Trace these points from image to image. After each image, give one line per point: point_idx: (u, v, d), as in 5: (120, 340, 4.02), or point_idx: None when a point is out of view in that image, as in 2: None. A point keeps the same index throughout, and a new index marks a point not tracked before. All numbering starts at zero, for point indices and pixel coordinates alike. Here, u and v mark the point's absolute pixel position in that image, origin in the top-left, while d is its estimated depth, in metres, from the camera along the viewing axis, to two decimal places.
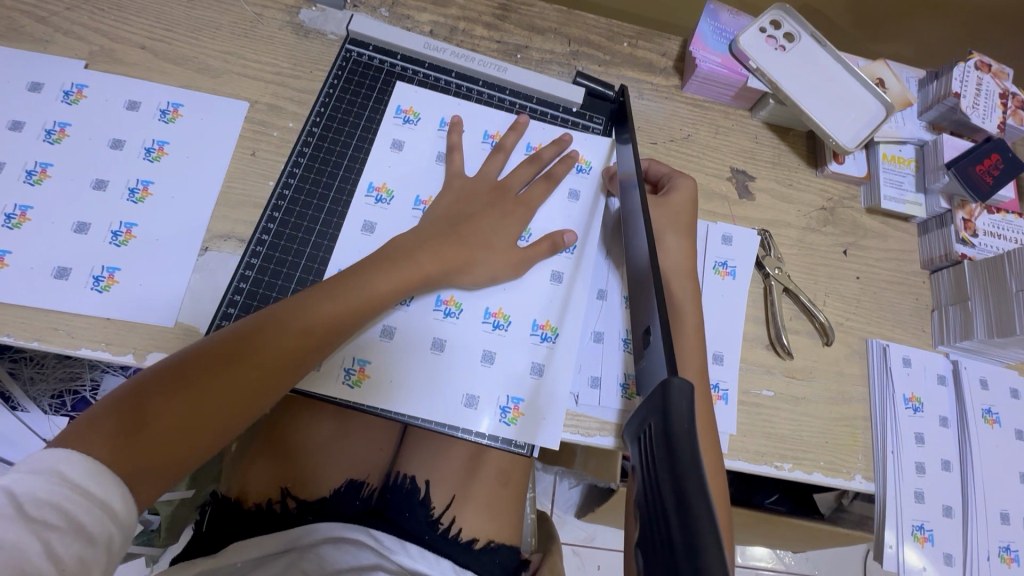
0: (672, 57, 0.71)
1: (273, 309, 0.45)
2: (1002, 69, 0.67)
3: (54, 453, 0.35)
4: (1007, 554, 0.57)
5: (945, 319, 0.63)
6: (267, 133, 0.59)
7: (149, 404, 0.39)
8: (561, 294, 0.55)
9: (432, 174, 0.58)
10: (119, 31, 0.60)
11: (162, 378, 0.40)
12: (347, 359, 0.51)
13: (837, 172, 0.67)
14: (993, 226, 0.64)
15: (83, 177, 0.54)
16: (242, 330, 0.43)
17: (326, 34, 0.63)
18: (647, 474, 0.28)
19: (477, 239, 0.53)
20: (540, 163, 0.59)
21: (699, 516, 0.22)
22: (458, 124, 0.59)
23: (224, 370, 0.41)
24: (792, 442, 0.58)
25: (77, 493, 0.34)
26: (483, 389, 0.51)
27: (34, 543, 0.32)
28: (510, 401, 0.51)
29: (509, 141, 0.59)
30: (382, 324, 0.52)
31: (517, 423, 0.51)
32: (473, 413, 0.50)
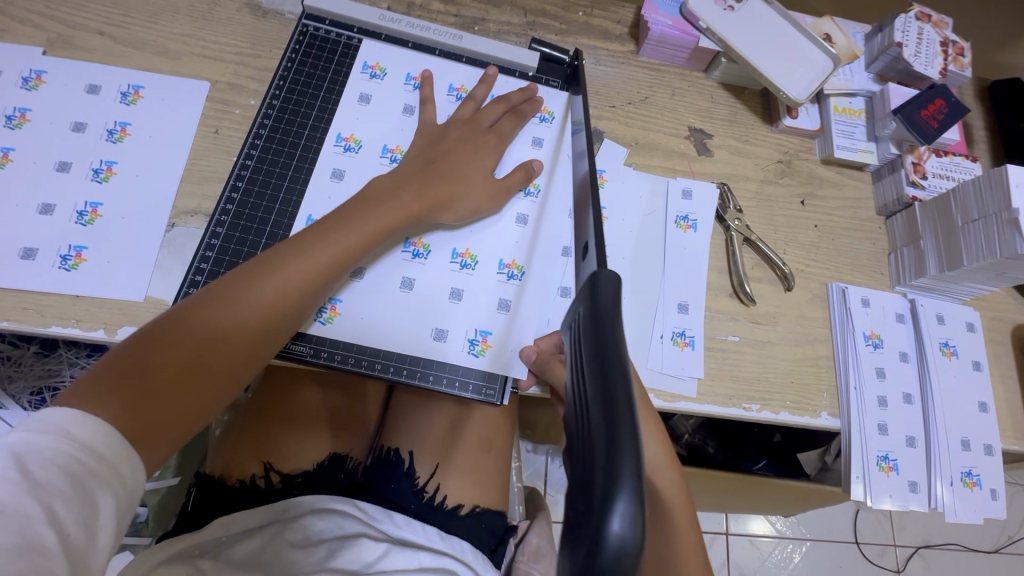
0: (627, 24, 0.72)
1: (253, 266, 0.46)
2: (941, 19, 0.70)
3: (57, 413, 0.36)
4: (969, 479, 0.60)
5: (900, 260, 0.65)
6: (228, 111, 0.59)
7: (141, 371, 0.40)
8: (528, 234, 0.57)
9: (399, 123, 0.60)
10: (76, 18, 0.60)
11: (149, 346, 0.41)
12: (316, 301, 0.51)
13: (791, 126, 0.69)
14: (942, 168, 0.66)
15: (46, 160, 0.54)
16: (235, 282, 0.45)
17: (284, 13, 0.65)
18: (577, 359, 0.31)
19: (452, 176, 0.54)
20: (508, 110, 0.60)
21: (618, 404, 0.25)
22: (428, 77, 0.61)
23: (211, 335, 0.43)
24: (759, 384, 0.59)
25: (81, 454, 0.35)
26: (453, 324, 0.52)
27: (36, 505, 0.32)
28: (478, 334, 0.53)
29: (478, 92, 0.61)
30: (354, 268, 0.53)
31: (487, 356, 0.52)
32: (443, 346, 0.52)
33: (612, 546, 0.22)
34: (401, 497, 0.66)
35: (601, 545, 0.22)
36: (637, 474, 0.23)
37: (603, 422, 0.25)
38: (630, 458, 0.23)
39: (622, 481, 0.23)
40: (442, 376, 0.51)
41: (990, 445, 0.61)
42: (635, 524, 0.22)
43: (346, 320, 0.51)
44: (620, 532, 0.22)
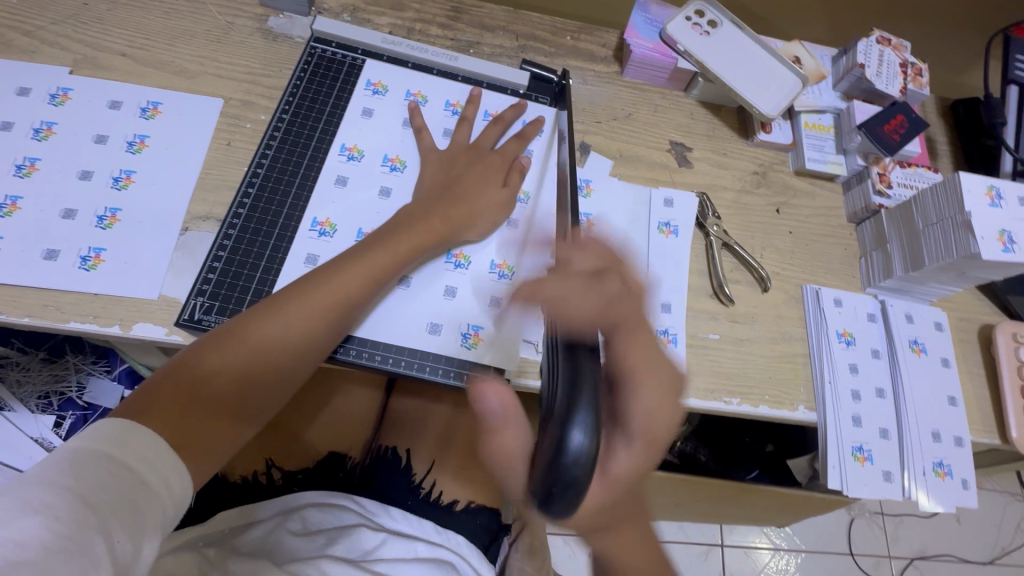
0: (611, 48, 0.78)
1: (293, 288, 0.50)
2: (900, 43, 0.75)
3: (111, 424, 0.39)
4: (941, 469, 0.63)
5: (870, 263, 0.70)
6: (240, 124, 0.64)
7: (185, 392, 0.43)
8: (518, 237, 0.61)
9: (400, 136, 0.64)
10: (101, 41, 0.65)
11: (191, 369, 0.44)
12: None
13: (765, 140, 0.74)
14: (907, 179, 0.71)
15: (69, 169, 0.58)
16: (276, 304, 0.49)
17: (293, 37, 0.70)
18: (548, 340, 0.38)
19: (469, 198, 0.59)
20: (503, 124, 0.66)
21: (581, 357, 0.33)
22: (417, 109, 0.65)
23: (254, 356, 0.47)
24: (738, 379, 0.63)
25: (131, 468, 0.38)
26: (444, 318, 0.57)
27: (88, 513, 0.34)
28: (469, 328, 0.57)
29: (469, 111, 0.66)
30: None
31: (479, 348, 0.56)
32: (437, 338, 0.56)
33: (573, 452, 0.30)
34: (398, 492, 0.68)
35: (563, 452, 0.30)
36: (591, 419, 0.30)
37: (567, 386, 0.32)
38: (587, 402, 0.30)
39: (579, 406, 0.30)
40: (437, 366, 0.55)
41: (960, 437, 0.64)
42: (591, 436, 0.30)
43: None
44: (579, 443, 0.29)
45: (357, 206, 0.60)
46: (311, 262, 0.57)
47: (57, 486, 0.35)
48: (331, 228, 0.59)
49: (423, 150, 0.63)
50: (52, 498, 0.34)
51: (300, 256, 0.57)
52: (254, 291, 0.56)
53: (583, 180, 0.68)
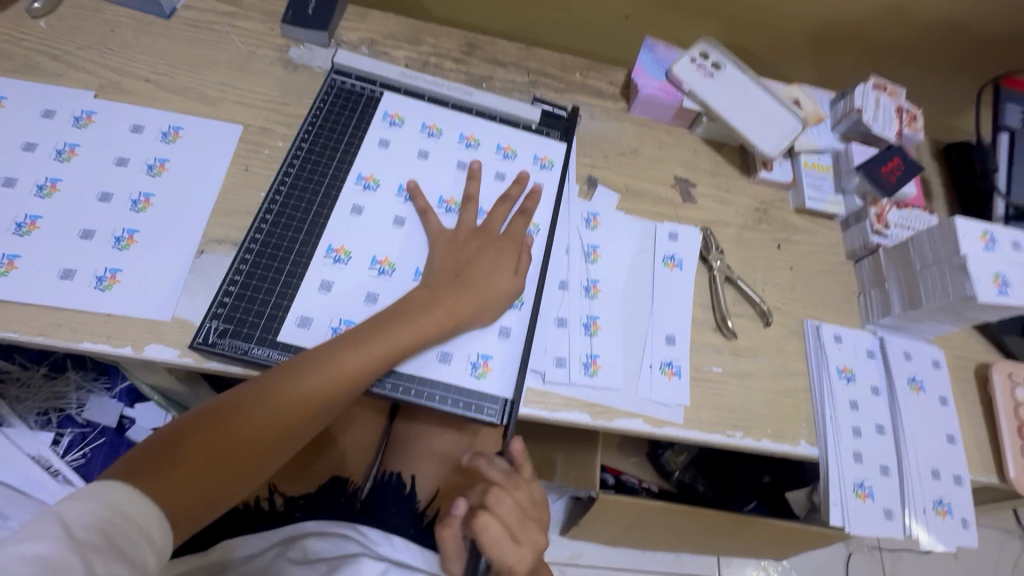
0: (619, 85, 0.81)
1: (296, 365, 0.51)
2: (895, 89, 0.79)
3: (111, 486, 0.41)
4: (941, 508, 0.63)
5: (868, 300, 0.72)
6: (258, 150, 0.66)
7: (173, 462, 0.45)
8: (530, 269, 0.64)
9: (418, 169, 0.66)
10: (126, 67, 0.67)
11: (182, 437, 0.46)
12: (324, 326, 0.57)
13: (766, 178, 0.76)
14: (902, 220, 0.73)
15: (89, 191, 0.59)
16: (274, 381, 0.50)
17: (312, 67, 0.72)
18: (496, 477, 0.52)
19: (479, 285, 0.59)
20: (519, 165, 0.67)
21: None
22: (417, 188, 0.64)
23: (244, 429, 0.48)
24: (741, 412, 0.63)
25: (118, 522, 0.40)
26: (452, 350, 0.59)
27: (80, 563, 0.36)
28: (477, 358, 0.59)
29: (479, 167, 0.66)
30: (365, 293, 0.59)
31: (489, 378, 0.58)
32: (448, 366, 0.58)
33: None
34: (399, 521, 0.67)
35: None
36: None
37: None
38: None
39: None
40: (447, 396, 0.57)
41: (959, 475, 0.65)
42: None
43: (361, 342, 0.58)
44: None
45: (372, 233, 0.62)
46: (325, 288, 0.58)
47: (50, 538, 0.36)
48: (346, 254, 0.60)
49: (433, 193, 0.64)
50: (48, 549, 0.36)
51: (315, 282, 0.58)
52: (268, 316, 0.57)
53: (591, 213, 0.70)
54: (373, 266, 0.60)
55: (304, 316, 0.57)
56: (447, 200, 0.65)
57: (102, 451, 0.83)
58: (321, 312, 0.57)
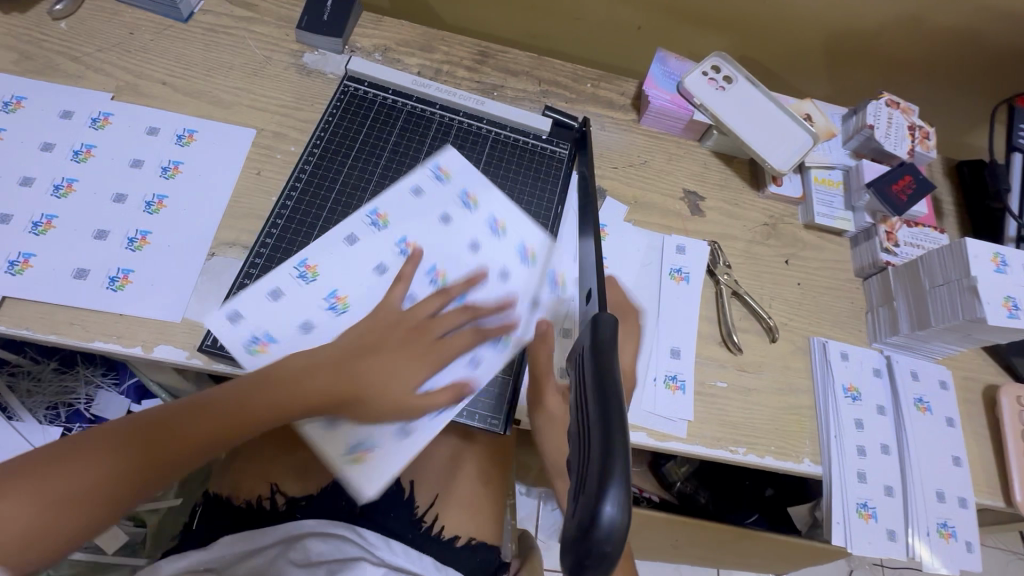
0: (630, 96, 0.81)
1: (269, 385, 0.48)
2: (908, 107, 0.78)
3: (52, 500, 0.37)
4: (945, 530, 0.63)
5: (876, 319, 0.71)
6: (271, 155, 0.66)
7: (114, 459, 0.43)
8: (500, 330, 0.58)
9: (429, 226, 0.61)
10: (143, 70, 0.68)
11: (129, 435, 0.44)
12: (245, 325, 0.54)
13: (776, 193, 0.76)
14: (913, 238, 0.73)
15: (105, 191, 0.60)
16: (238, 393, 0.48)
17: (326, 73, 0.73)
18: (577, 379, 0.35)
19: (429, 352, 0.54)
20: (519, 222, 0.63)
21: (614, 426, 0.28)
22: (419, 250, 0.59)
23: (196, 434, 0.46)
24: (745, 428, 0.63)
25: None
26: (357, 435, 0.52)
27: None
28: (359, 444, 0.52)
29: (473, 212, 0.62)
30: (297, 318, 0.55)
31: (361, 467, 0.51)
32: (412, 422, 0.53)
33: (603, 526, 0.26)
34: (400, 526, 0.67)
35: (594, 525, 0.26)
36: (627, 441, 0.28)
37: (601, 426, 0.29)
38: (621, 454, 0.27)
39: (613, 472, 0.27)
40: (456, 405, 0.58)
41: (964, 498, 0.65)
42: (622, 510, 0.26)
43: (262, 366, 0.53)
44: (610, 515, 0.26)
45: (348, 262, 0.59)
46: (274, 296, 0.56)
47: None
48: (313, 275, 0.57)
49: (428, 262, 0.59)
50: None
51: (267, 288, 0.56)
52: None
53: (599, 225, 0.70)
54: (330, 301, 0.57)
55: (235, 307, 0.55)
56: (435, 273, 0.59)
57: None
58: (253, 320, 0.55)
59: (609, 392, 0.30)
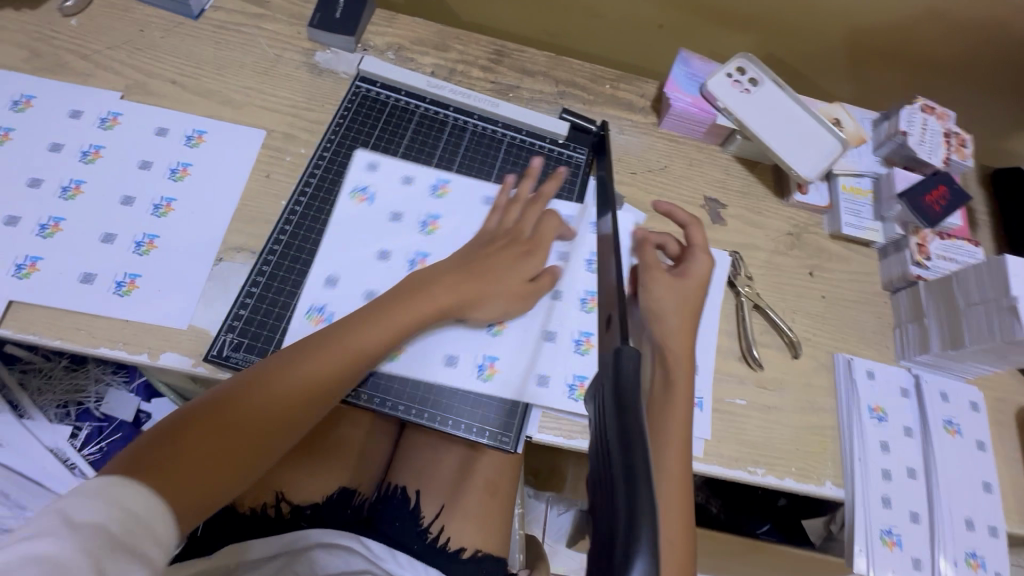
0: (650, 98, 0.78)
1: (310, 340, 0.51)
2: (944, 112, 0.75)
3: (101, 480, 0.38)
4: (973, 560, 0.60)
5: (904, 336, 0.68)
6: (280, 157, 0.65)
7: (177, 453, 0.43)
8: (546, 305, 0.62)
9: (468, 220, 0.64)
10: (153, 68, 0.67)
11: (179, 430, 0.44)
12: (363, 182, 0.63)
13: (801, 201, 0.73)
14: (946, 250, 0.70)
15: (112, 193, 0.59)
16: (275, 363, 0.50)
17: (338, 73, 0.71)
18: (596, 423, 0.31)
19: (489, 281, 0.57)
20: (543, 200, 0.64)
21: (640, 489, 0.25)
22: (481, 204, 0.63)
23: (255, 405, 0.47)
24: (764, 449, 0.61)
25: (121, 520, 0.36)
26: (336, 303, 0.58)
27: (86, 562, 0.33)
28: (320, 307, 0.57)
29: (548, 190, 0.65)
30: (390, 210, 0.63)
31: (309, 327, 0.57)
32: (453, 369, 0.57)
33: None
34: (405, 536, 0.67)
35: None
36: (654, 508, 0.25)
37: (624, 489, 0.25)
38: (649, 517, 0.24)
39: (639, 545, 0.23)
40: (458, 421, 0.57)
41: (995, 526, 0.62)
42: None
43: (337, 226, 0.61)
44: None
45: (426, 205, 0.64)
46: (395, 219, 0.63)
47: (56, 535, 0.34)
48: (443, 195, 0.65)
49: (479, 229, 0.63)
50: (52, 547, 0.33)
51: (346, 235, 0.61)
52: (282, 332, 0.56)
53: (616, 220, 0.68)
54: (420, 227, 0.63)
55: (376, 164, 0.64)
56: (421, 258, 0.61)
57: (118, 446, 0.84)
58: (368, 182, 0.64)
59: (636, 442, 0.27)
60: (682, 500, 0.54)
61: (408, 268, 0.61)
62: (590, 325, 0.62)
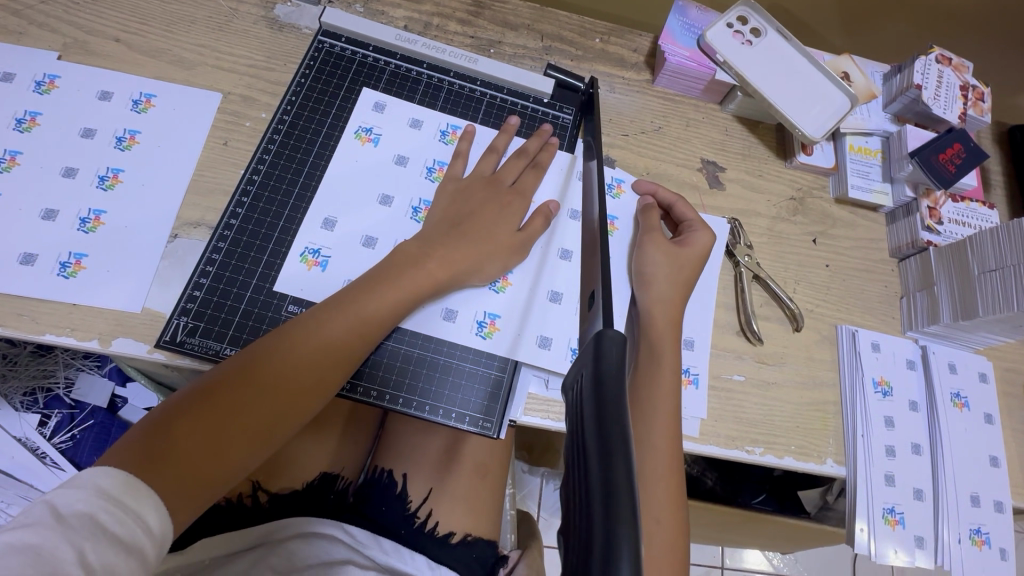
0: (644, 53, 0.72)
1: (309, 316, 0.47)
2: (962, 63, 0.69)
3: (97, 470, 0.36)
4: (978, 537, 0.58)
5: (912, 305, 0.64)
6: (239, 123, 0.59)
7: (170, 442, 0.39)
8: (540, 258, 0.58)
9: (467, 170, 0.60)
10: (94, 25, 0.60)
11: (169, 420, 0.40)
12: (367, 121, 0.60)
13: (806, 163, 0.68)
14: (958, 213, 0.66)
15: (52, 165, 0.54)
16: (272, 344, 0.45)
17: (301, 28, 0.65)
18: (573, 424, 0.27)
19: (479, 237, 0.54)
20: (528, 155, 0.60)
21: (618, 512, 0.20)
22: (458, 154, 0.59)
23: (251, 390, 0.43)
24: (763, 427, 0.58)
25: (115, 509, 0.35)
26: (333, 246, 0.55)
27: (70, 552, 0.32)
28: (316, 249, 0.54)
29: (533, 146, 0.61)
30: (396, 153, 0.59)
31: (303, 269, 0.53)
32: (451, 325, 0.54)
33: None
34: (391, 522, 0.63)
35: None
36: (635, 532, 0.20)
37: (601, 510, 0.21)
38: (630, 530, 0.20)
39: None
40: (438, 407, 0.53)
41: (1001, 502, 0.60)
42: None
43: (339, 166, 0.57)
44: None
45: (421, 153, 0.60)
46: (401, 162, 0.59)
47: (39, 526, 0.32)
48: (451, 140, 0.61)
49: (446, 176, 0.58)
50: (39, 537, 0.32)
51: (338, 181, 0.57)
52: (243, 312, 0.52)
53: (615, 180, 0.63)
54: (426, 174, 0.59)
55: (384, 106, 0.60)
56: (423, 206, 0.58)
57: (92, 434, 0.81)
58: (375, 124, 0.60)
59: (614, 441, 0.23)
60: (671, 477, 0.50)
61: (410, 215, 0.57)
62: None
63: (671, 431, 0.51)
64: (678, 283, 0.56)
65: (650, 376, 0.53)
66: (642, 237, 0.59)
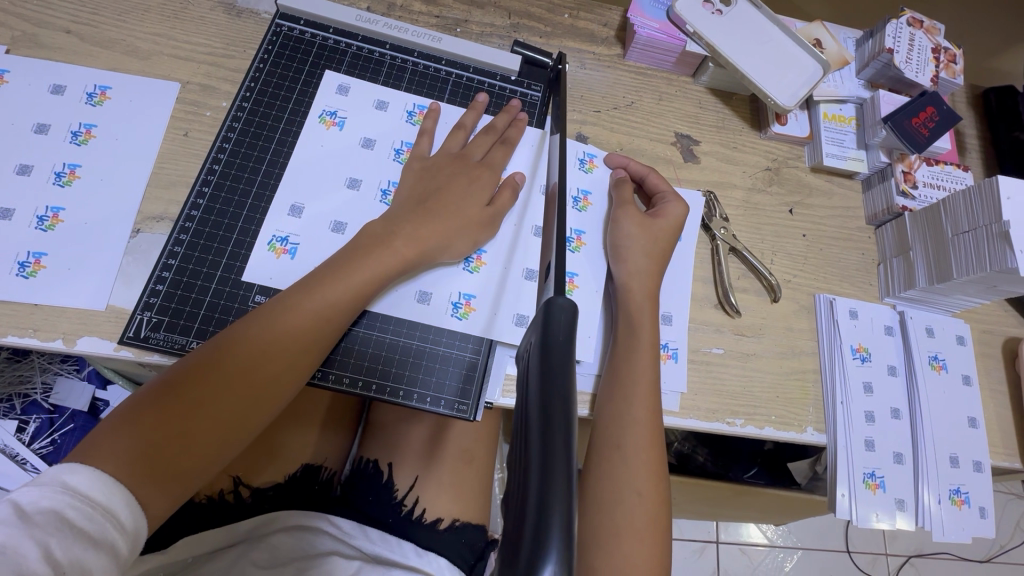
0: (614, 27, 0.71)
1: (277, 302, 0.46)
2: (933, 26, 0.68)
3: (62, 466, 0.36)
4: (957, 497, 0.59)
5: (889, 271, 0.65)
6: (199, 113, 0.58)
7: (141, 434, 0.38)
8: (512, 235, 0.58)
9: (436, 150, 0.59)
10: (44, 16, 0.58)
11: (139, 412, 0.39)
12: (331, 105, 0.58)
13: (780, 133, 0.67)
14: (933, 177, 0.65)
15: (6, 162, 0.52)
16: (242, 330, 0.44)
17: (259, 13, 0.63)
18: (520, 394, 0.27)
19: (447, 214, 0.53)
20: (495, 132, 0.59)
21: (552, 474, 0.21)
22: (424, 133, 0.58)
23: (222, 378, 0.42)
24: (743, 399, 0.58)
25: (82, 504, 0.34)
26: (301, 233, 0.53)
27: (35, 548, 0.31)
28: (284, 237, 0.53)
29: (500, 123, 0.60)
30: (362, 136, 0.58)
31: (272, 258, 0.52)
32: (425, 307, 0.53)
33: None
34: (376, 510, 0.63)
35: None
36: (569, 496, 0.20)
37: (536, 474, 0.21)
38: (563, 498, 0.20)
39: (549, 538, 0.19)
40: (412, 391, 0.52)
41: (979, 462, 0.60)
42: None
43: (303, 151, 0.56)
44: None
45: (386, 134, 0.58)
46: (367, 144, 0.58)
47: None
48: (418, 121, 0.60)
49: (412, 156, 0.57)
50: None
51: (303, 166, 0.56)
52: (208, 304, 0.51)
53: (587, 155, 0.62)
54: (394, 156, 0.58)
55: (347, 89, 0.59)
56: (391, 188, 0.57)
57: (72, 438, 0.80)
58: (338, 107, 0.58)
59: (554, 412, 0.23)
60: (652, 449, 0.50)
61: (379, 198, 0.56)
62: (576, 264, 0.57)
63: (651, 401, 0.51)
64: (651, 254, 0.56)
65: (629, 350, 0.52)
66: (617, 209, 0.58)
